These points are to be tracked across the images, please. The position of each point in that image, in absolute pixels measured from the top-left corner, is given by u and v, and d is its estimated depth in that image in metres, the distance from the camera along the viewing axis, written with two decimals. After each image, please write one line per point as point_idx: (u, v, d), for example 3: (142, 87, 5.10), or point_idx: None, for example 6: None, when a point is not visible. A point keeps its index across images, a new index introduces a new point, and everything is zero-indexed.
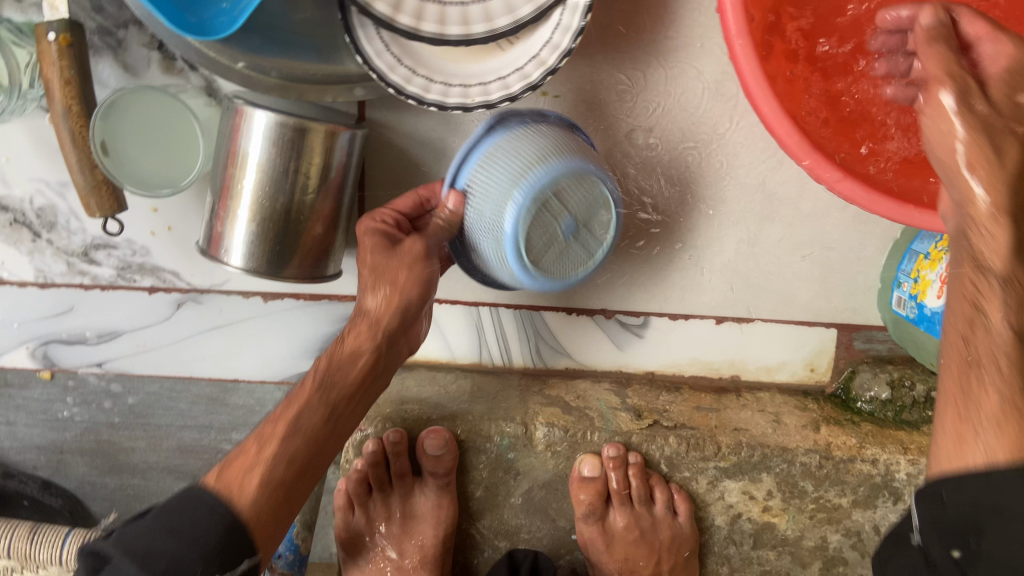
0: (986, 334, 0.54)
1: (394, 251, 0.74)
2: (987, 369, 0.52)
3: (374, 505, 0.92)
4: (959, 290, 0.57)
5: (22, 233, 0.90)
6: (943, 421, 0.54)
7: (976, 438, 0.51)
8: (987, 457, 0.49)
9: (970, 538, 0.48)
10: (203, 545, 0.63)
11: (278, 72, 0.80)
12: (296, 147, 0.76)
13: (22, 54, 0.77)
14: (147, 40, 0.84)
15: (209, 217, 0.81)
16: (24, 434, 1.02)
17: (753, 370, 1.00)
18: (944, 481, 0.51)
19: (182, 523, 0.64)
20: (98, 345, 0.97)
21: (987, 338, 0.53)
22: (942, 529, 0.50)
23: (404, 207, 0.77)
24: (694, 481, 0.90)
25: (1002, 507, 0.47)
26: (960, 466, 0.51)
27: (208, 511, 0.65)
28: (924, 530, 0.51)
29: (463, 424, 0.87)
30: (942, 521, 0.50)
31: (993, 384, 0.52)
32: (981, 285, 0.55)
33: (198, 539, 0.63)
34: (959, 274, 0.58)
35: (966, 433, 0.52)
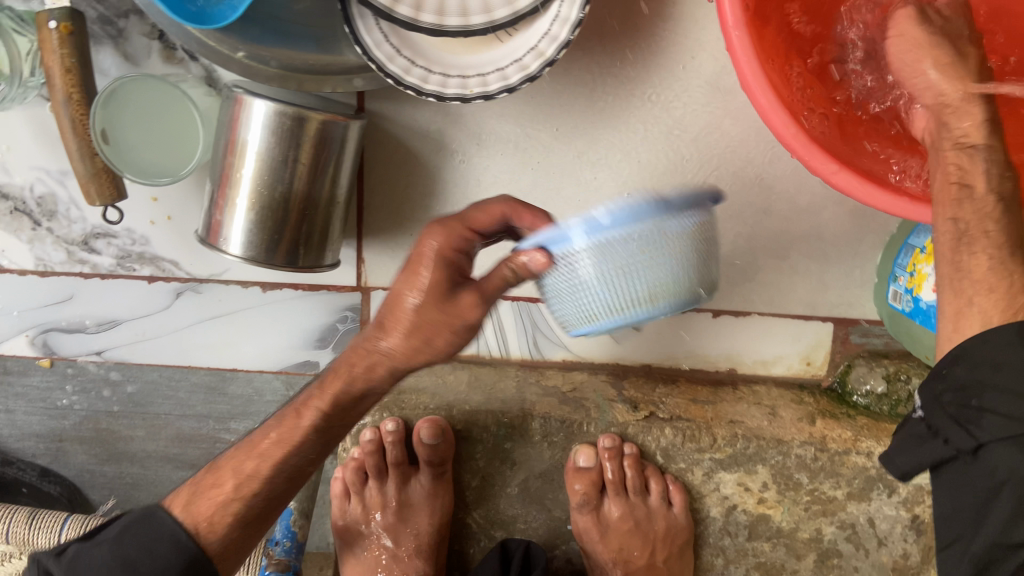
0: (972, 207, 0.59)
1: (446, 305, 0.58)
2: (976, 241, 0.59)
3: (369, 492, 0.91)
4: (940, 173, 0.61)
5: (22, 221, 0.91)
6: (939, 299, 0.61)
7: (971, 306, 0.59)
8: (983, 322, 0.58)
9: (973, 397, 0.57)
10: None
11: (277, 62, 0.81)
12: (297, 137, 0.76)
13: (24, 42, 0.78)
14: (148, 29, 0.85)
15: (207, 205, 0.81)
16: (23, 422, 1.02)
17: (749, 364, 1.00)
18: (955, 357, 0.59)
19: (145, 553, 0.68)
20: (97, 334, 0.97)
21: (974, 211, 0.59)
22: (945, 404, 0.59)
23: (480, 222, 0.62)
24: (690, 473, 0.91)
25: (1001, 364, 0.56)
26: (982, 329, 0.58)
27: (172, 541, 0.68)
28: (925, 406, 0.61)
29: (460, 412, 0.88)
30: (946, 392, 0.59)
31: (983, 251, 0.59)
32: (964, 165, 0.60)
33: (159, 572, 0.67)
34: (941, 157, 0.62)
35: (960, 306, 0.60)
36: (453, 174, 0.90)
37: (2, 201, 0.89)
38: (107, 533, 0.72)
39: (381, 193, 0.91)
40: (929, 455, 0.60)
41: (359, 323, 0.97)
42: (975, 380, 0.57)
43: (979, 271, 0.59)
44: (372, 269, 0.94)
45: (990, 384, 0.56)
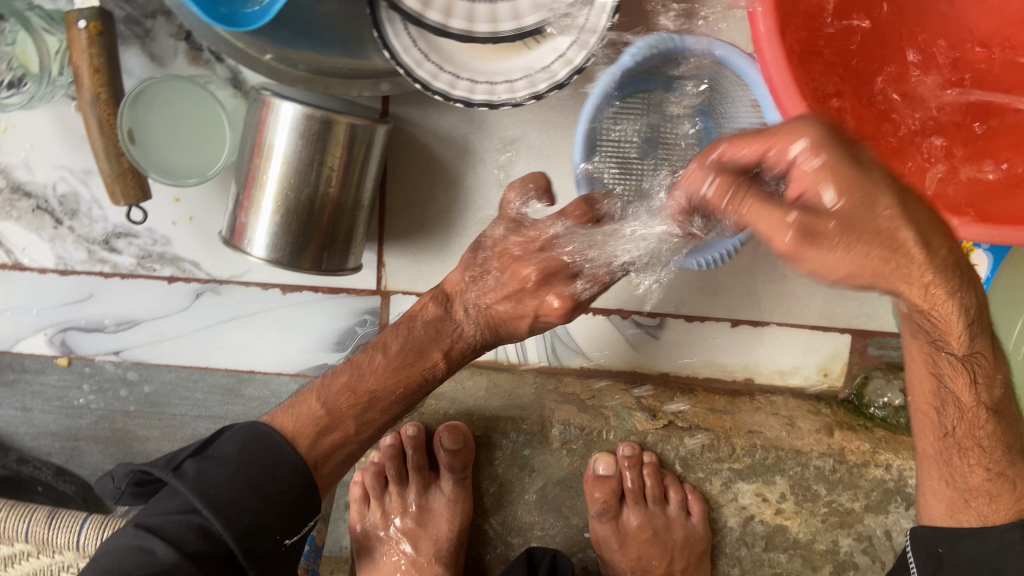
0: (954, 409, 0.64)
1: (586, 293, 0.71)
2: (962, 444, 0.66)
3: (389, 498, 0.91)
4: (918, 360, 0.62)
5: (44, 220, 0.91)
6: (931, 483, 0.70)
7: (969, 507, 0.68)
8: (982, 522, 0.68)
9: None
10: (282, 504, 0.71)
11: (305, 65, 0.81)
12: (323, 139, 0.76)
13: (53, 41, 0.78)
14: (175, 30, 0.85)
15: (232, 206, 0.82)
16: (39, 420, 1.02)
17: (767, 373, 1.00)
18: (1016, 521, 0.67)
19: (262, 478, 0.70)
20: (116, 334, 0.97)
21: (956, 413, 0.64)
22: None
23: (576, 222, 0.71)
24: (709, 482, 0.91)
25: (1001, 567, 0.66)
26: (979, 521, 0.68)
27: (287, 466, 0.72)
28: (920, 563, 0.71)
29: (480, 418, 0.89)
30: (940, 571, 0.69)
31: (975, 462, 0.66)
32: (939, 361, 0.61)
33: (278, 500, 0.70)
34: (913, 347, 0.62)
35: (957, 501, 0.69)
36: (476, 179, 0.90)
37: (25, 199, 0.90)
38: (218, 447, 0.72)
39: (403, 197, 0.91)
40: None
41: (378, 326, 0.96)
42: (982, 554, 0.67)
43: (975, 480, 0.67)
44: (392, 273, 0.94)
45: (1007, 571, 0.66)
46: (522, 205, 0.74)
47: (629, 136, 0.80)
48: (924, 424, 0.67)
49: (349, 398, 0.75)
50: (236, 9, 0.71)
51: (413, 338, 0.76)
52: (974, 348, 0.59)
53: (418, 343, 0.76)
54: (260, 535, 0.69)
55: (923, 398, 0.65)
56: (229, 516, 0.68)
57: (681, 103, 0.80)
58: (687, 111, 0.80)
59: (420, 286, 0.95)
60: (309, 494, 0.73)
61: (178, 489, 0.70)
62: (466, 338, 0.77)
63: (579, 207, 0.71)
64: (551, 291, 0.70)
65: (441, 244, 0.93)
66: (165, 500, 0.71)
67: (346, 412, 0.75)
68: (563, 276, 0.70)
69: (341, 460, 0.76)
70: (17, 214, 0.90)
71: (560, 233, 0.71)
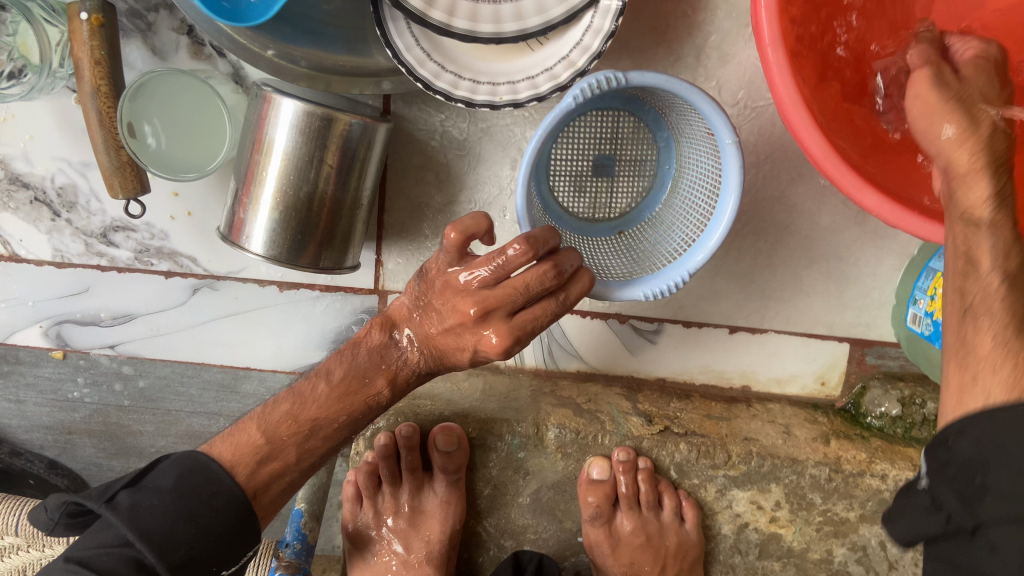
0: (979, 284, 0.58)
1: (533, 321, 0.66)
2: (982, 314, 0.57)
3: (382, 498, 0.91)
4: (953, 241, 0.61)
5: (42, 211, 0.90)
6: (948, 373, 0.57)
7: (976, 381, 0.54)
8: (988, 396, 0.52)
9: (977, 474, 0.49)
10: (217, 533, 0.65)
11: (307, 62, 0.81)
12: (323, 137, 0.76)
13: (55, 32, 0.78)
14: (178, 24, 0.84)
15: (231, 202, 0.81)
16: (32, 413, 1.01)
17: (763, 381, 1.00)
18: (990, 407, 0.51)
19: (199, 506, 0.64)
20: (111, 327, 0.97)
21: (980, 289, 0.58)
22: (951, 471, 0.51)
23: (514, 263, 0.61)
24: (703, 489, 0.90)
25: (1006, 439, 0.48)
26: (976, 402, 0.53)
27: (226, 494, 0.66)
28: (933, 476, 0.53)
29: (475, 421, 0.87)
30: (952, 462, 0.51)
31: (987, 327, 0.56)
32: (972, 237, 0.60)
33: (211, 531, 0.64)
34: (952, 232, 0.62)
35: (966, 381, 0.55)
36: (476, 180, 0.90)
37: (22, 190, 0.89)
38: (155, 478, 0.66)
39: (403, 195, 0.90)
40: (929, 527, 0.52)
41: None
42: (990, 430, 0.49)
43: (984, 346, 0.55)
44: (390, 272, 0.94)
45: (997, 461, 0.48)
46: (456, 245, 0.63)
47: (582, 156, 0.82)
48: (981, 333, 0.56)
49: (288, 427, 0.71)
50: (239, 5, 0.71)
51: (356, 365, 0.73)
52: (1004, 227, 0.59)
53: (361, 369, 0.73)
54: (195, 568, 0.64)
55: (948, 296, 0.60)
56: (161, 547, 0.62)
57: (635, 123, 0.82)
58: (637, 131, 0.82)
59: None
60: (249, 524, 0.68)
61: (109, 522, 0.63)
62: (411, 365, 0.73)
63: (522, 255, 0.61)
64: (489, 326, 0.66)
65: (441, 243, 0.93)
66: (98, 534, 0.63)
67: (286, 442, 0.71)
68: (504, 312, 0.65)
69: (279, 490, 0.71)
70: (14, 205, 0.90)
71: (500, 272, 0.62)
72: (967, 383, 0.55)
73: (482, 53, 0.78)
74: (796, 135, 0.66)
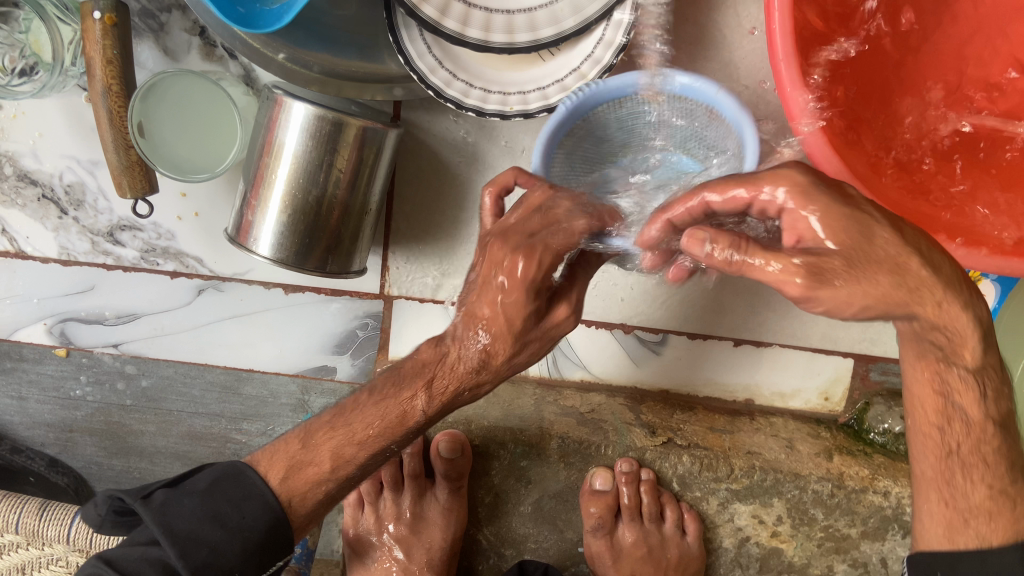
0: (960, 425, 0.60)
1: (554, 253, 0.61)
2: (967, 461, 0.61)
3: (384, 504, 0.91)
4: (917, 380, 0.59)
5: (49, 209, 0.90)
6: (929, 504, 0.63)
7: (968, 526, 0.61)
8: (981, 541, 0.60)
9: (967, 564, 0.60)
10: (246, 539, 0.66)
11: (320, 67, 0.81)
12: (333, 141, 0.76)
13: (68, 30, 0.79)
14: (190, 25, 0.85)
15: (239, 204, 0.81)
16: (34, 410, 1.01)
17: (767, 395, 0.99)
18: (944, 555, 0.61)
19: (229, 511, 0.66)
20: (116, 326, 0.97)
21: (963, 430, 0.60)
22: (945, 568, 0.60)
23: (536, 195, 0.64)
24: (705, 502, 0.90)
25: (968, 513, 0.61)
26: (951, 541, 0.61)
27: (260, 501, 0.67)
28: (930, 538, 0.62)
29: (478, 428, 0.88)
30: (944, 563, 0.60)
31: (978, 477, 0.61)
32: (947, 380, 0.58)
33: (242, 533, 0.66)
34: (916, 366, 0.58)
35: (955, 520, 0.62)
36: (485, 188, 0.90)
37: (31, 187, 0.89)
38: (193, 481, 0.69)
39: (411, 201, 0.90)
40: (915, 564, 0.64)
41: (381, 330, 0.96)
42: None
43: (978, 496, 0.61)
44: (396, 278, 0.94)
45: None
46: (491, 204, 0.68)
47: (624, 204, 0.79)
48: (923, 446, 0.62)
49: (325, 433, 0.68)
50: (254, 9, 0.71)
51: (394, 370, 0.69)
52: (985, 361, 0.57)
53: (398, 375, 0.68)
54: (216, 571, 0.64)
55: (925, 415, 0.60)
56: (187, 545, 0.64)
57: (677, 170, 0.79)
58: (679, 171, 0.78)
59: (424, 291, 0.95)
60: (283, 532, 0.68)
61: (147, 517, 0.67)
62: (455, 365, 0.65)
63: (544, 190, 0.64)
64: (507, 248, 0.61)
65: (448, 251, 0.93)
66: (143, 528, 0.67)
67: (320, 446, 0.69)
68: (518, 234, 0.61)
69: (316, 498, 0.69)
70: (22, 201, 0.90)
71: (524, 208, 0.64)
72: (920, 501, 0.63)
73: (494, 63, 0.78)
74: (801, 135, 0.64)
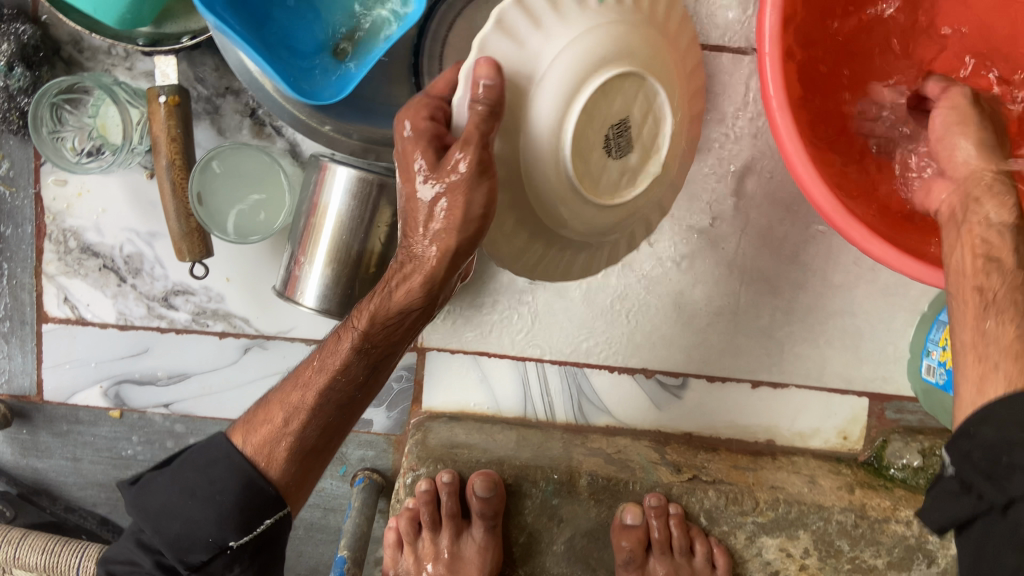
0: (997, 277, 0.60)
1: None
2: (1001, 307, 0.59)
3: (422, 544, 0.95)
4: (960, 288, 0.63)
5: (109, 277, 0.98)
6: (965, 363, 0.60)
7: (996, 370, 0.57)
8: (1009, 386, 0.56)
9: (1002, 455, 0.53)
10: (183, 481, 0.75)
11: (360, 135, 0.86)
12: (372, 200, 0.83)
13: (136, 113, 0.89)
14: (242, 107, 0.94)
15: (287, 262, 0.89)
16: (88, 471, 1.09)
17: (787, 435, 1.03)
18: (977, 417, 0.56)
19: (200, 465, 0.75)
20: (167, 386, 1.04)
21: (999, 280, 0.60)
22: (975, 458, 0.55)
23: None
24: (733, 536, 0.93)
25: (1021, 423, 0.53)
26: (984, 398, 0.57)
27: (208, 453, 0.76)
28: (957, 464, 0.57)
29: (510, 468, 0.92)
30: (975, 449, 0.55)
31: (1009, 319, 0.59)
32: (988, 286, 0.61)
33: (181, 476, 0.75)
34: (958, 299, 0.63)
35: (986, 371, 0.58)
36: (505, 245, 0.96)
37: (93, 258, 0.98)
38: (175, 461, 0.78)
39: None
40: (962, 512, 0.56)
41: (414, 381, 1.02)
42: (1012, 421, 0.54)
43: (1007, 336, 0.58)
44: (429, 330, 1.00)
45: (1019, 442, 0.52)
46: None
47: None
48: (966, 388, 0.60)
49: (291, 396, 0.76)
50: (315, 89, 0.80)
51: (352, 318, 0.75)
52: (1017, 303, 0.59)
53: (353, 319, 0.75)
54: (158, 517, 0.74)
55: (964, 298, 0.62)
56: (156, 497, 0.75)
57: None
58: None
59: (453, 343, 1.00)
60: (246, 479, 0.74)
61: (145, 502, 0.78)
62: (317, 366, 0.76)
63: None
64: None
65: (476, 305, 0.99)
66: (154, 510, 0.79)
67: (277, 410, 0.76)
68: None
69: (273, 437, 0.75)
70: (85, 272, 0.98)
71: None
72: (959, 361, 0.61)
73: (570, 108, 0.64)
74: (792, 161, 0.70)
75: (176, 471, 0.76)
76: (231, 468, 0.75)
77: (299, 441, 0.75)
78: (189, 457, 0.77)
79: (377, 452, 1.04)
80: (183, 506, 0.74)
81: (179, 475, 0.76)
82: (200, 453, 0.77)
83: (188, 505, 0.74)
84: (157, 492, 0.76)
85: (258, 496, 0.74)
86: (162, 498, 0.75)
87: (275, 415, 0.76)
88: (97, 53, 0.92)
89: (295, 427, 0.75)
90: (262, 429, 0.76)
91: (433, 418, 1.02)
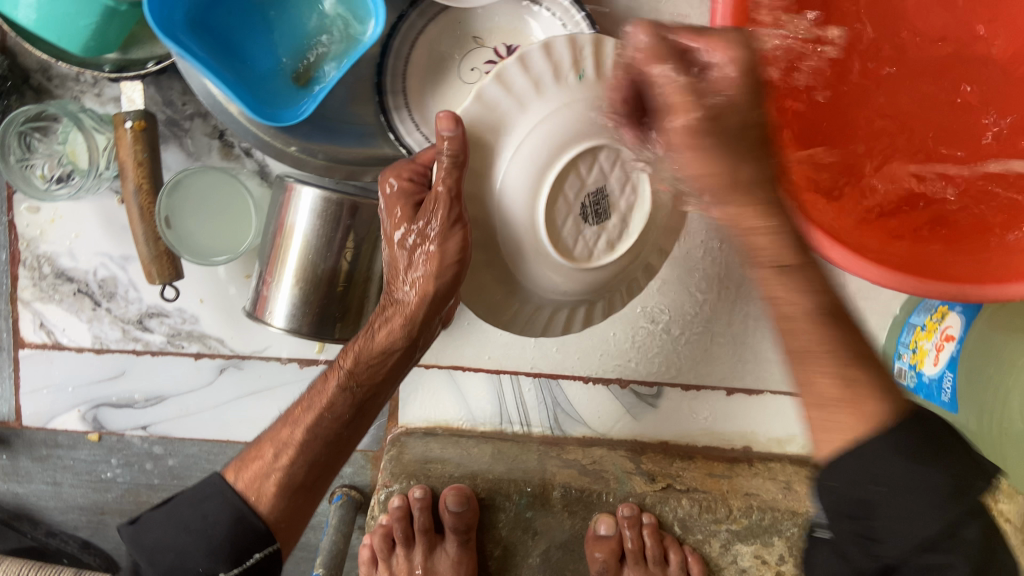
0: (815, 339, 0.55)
1: None
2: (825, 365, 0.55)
3: (397, 561, 0.96)
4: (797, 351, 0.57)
5: (84, 301, 0.99)
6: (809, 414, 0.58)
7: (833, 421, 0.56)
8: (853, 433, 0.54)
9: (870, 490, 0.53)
10: (181, 520, 0.73)
11: (325, 155, 0.89)
12: (338, 219, 0.84)
13: (102, 138, 0.90)
14: (210, 130, 0.95)
15: (256, 282, 0.90)
16: (68, 495, 1.11)
17: (763, 441, 1.03)
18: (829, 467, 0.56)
19: (195, 507, 0.74)
20: (145, 408, 1.05)
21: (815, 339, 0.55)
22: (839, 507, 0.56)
23: None
24: (708, 544, 0.94)
25: (880, 475, 0.53)
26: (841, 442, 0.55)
27: (205, 494, 0.75)
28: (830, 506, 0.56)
29: (484, 481, 0.92)
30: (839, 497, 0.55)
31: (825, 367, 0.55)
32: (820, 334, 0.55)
33: (177, 516, 0.73)
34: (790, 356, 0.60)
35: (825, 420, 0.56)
36: None
37: (67, 283, 0.98)
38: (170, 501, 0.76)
39: None
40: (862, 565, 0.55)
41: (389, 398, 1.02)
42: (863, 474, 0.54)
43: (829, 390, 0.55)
44: None
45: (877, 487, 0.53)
46: None
47: None
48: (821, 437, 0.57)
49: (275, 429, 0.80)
50: (281, 109, 0.82)
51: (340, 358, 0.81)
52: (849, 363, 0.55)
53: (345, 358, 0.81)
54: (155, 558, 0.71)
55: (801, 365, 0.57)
56: (152, 539, 0.72)
57: None
58: None
59: (427, 358, 1.00)
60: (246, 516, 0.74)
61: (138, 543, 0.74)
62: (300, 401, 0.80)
63: None
64: None
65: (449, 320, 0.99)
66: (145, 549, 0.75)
67: (268, 440, 0.79)
68: None
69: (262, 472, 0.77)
70: (59, 297, 0.99)
71: None
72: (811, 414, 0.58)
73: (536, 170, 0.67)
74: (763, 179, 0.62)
75: (171, 511, 0.74)
76: (230, 507, 0.74)
77: (288, 474, 0.77)
78: (184, 495, 0.76)
79: (354, 468, 1.05)
80: (177, 540, 0.72)
81: (174, 514, 0.73)
82: (196, 493, 0.75)
83: (187, 546, 0.71)
84: (152, 526, 0.73)
85: (247, 532, 0.74)
86: (161, 536, 0.72)
87: (266, 451, 0.78)
88: (65, 81, 0.93)
89: (284, 462, 0.77)
90: (252, 463, 0.78)
91: (409, 434, 1.02)
